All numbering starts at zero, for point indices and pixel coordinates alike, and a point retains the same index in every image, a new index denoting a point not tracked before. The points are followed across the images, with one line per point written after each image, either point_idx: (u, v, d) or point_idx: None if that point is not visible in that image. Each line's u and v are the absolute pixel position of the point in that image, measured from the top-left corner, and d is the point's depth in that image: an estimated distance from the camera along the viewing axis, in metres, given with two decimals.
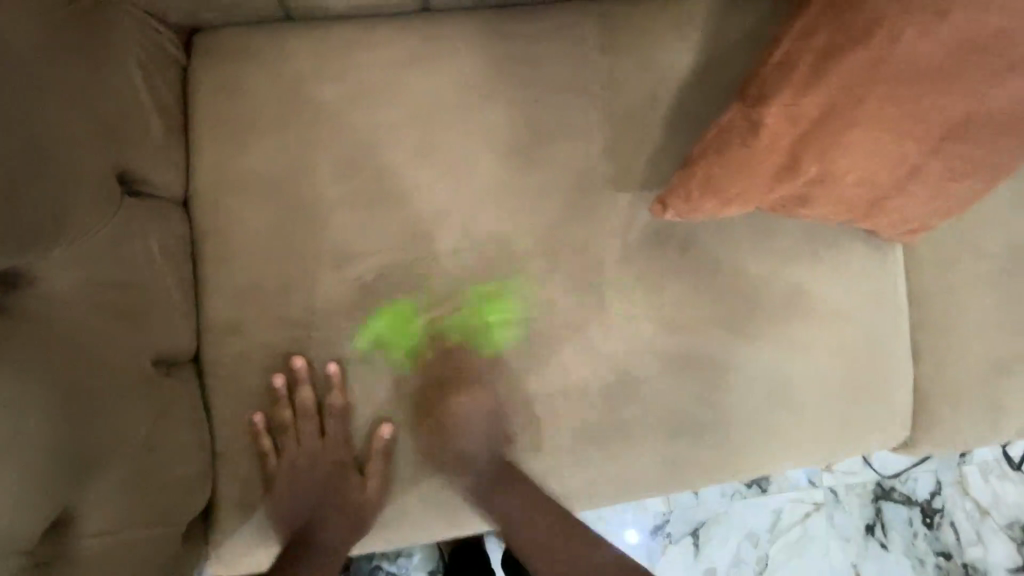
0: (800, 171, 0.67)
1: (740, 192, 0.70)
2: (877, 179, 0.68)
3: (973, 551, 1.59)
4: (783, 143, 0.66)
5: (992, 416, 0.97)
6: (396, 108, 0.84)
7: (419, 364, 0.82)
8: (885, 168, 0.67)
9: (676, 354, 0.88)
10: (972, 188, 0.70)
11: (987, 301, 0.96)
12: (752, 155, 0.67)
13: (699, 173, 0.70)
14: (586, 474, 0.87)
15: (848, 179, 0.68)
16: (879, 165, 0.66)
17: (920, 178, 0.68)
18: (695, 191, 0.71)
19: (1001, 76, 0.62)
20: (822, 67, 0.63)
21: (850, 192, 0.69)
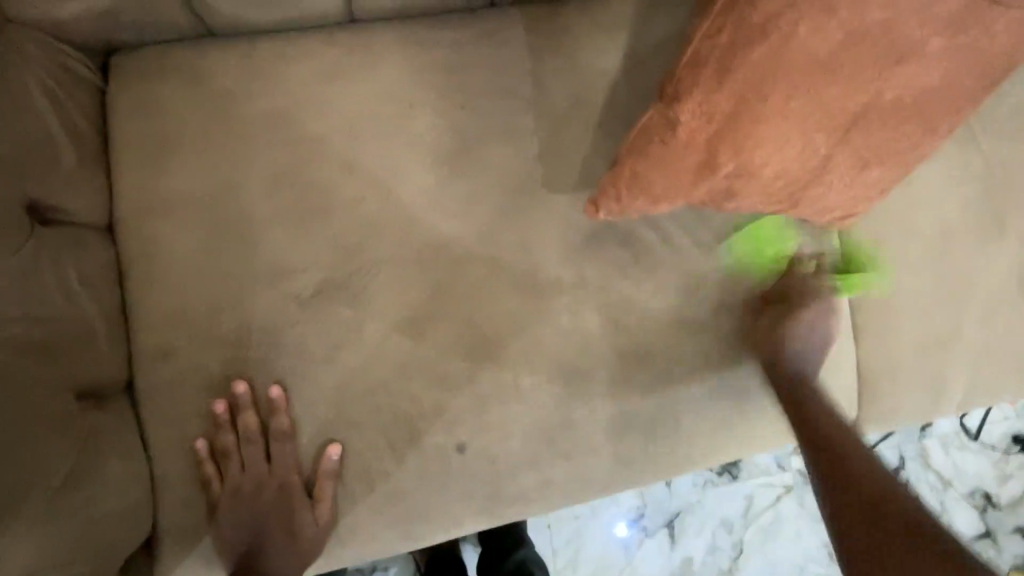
0: (719, 167, 0.67)
1: (665, 189, 0.71)
2: (796, 170, 0.69)
3: (940, 521, 1.63)
4: (699, 142, 0.66)
5: (931, 391, 1.01)
6: (326, 121, 0.83)
7: (360, 377, 0.81)
8: (802, 160, 0.67)
9: (622, 351, 0.89)
10: (887, 175, 0.72)
11: (917, 281, 0.99)
12: (672, 153, 0.67)
13: (625, 173, 0.71)
14: (540, 476, 0.87)
15: (767, 172, 0.68)
16: (796, 157, 0.67)
17: (837, 167, 0.69)
18: (623, 190, 0.72)
19: (912, 55, 0.60)
20: (729, 62, 0.60)
21: (772, 185, 0.70)
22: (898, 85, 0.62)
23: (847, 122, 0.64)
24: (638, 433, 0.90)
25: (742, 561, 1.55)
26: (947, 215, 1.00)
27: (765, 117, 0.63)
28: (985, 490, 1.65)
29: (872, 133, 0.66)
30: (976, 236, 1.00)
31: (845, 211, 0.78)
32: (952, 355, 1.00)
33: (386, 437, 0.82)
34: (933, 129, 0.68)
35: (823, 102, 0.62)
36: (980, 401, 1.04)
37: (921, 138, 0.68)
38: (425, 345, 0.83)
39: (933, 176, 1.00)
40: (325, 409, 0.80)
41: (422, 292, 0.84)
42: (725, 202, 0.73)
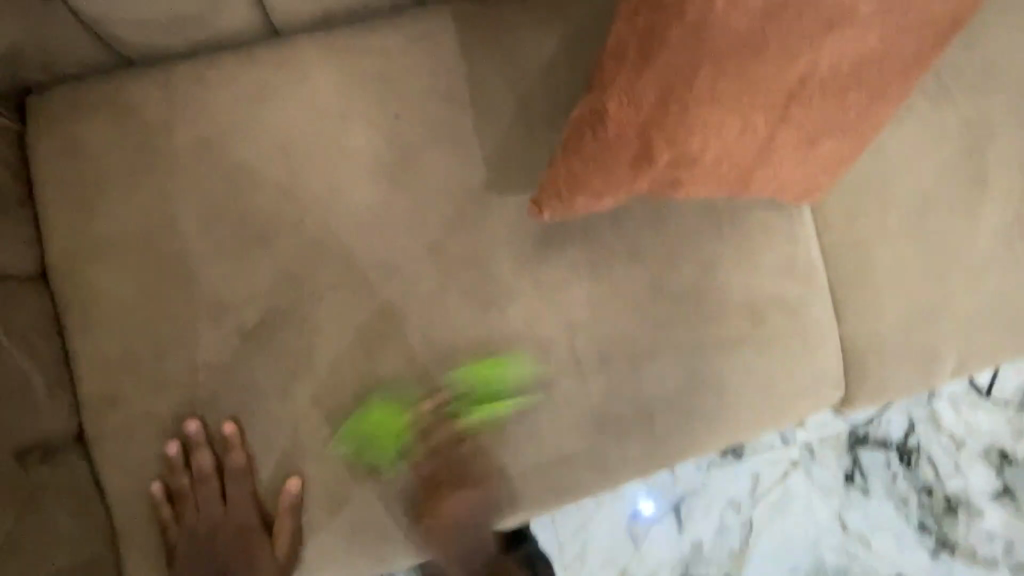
0: (657, 158, 0.64)
1: (607, 185, 0.67)
2: (741, 153, 0.65)
3: (954, 483, 1.59)
4: (631, 132, 0.63)
5: (923, 361, 0.96)
6: (255, 142, 0.80)
7: (316, 404, 0.79)
8: (745, 141, 0.64)
9: (588, 352, 0.86)
10: (839, 147, 0.68)
11: (898, 248, 0.94)
12: (605, 146, 0.64)
13: (562, 172, 0.68)
14: (514, 490, 0.84)
15: (710, 158, 0.65)
16: (737, 139, 0.63)
17: (782, 146, 0.65)
18: (561, 190, 0.69)
19: (837, 23, 0.58)
20: (649, 47, 0.60)
21: (717, 171, 0.66)
22: (827, 55, 0.59)
23: (783, 98, 0.61)
24: (615, 436, 0.87)
25: (753, 540, 1.53)
26: (925, 176, 0.94)
27: (691, 101, 0.60)
28: (999, 447, 1.61)
29: (810, 109, 0.63)
30: (956, 196, 0.95)
31: (802, 189, 0.74)
32: (941, 322, 0.96)
33: (347, 464, 0.79)
34: (876, 97, 0.64)
35: (750, 78, 0.60)
36: (976, 367, 0.99)
37: (864, 106, 0.65)
38: (381, 366, 0.80)
39: (906, 137, 0.94)
40: (282, 440, 0.78)
41: (373, 311, 0.80)
42: (672, 191, 0.69)
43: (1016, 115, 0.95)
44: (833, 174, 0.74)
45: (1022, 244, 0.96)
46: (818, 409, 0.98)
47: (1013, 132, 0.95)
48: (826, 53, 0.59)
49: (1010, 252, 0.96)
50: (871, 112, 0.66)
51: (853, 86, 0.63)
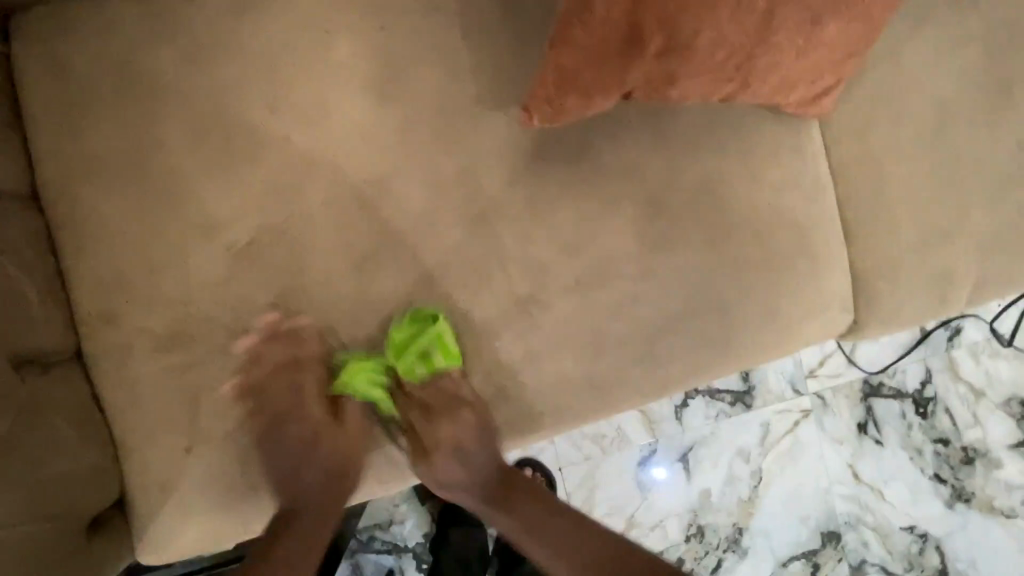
0: (647, 43, 0.62)
1: (595, 81, 0.65)
2: (736, 39, 0.62)
3: (972, 433, 1.55)
4: (614, 12, 0.61)
5: (935, 284, 0.93)
6: (237, 57, 0.78)
7: (307, 322, 0.78)
8: (739, 24, 0.61)
9: (584, 273, 0.84)
10: (842, 34, 0.65)
11: (910, 164, 0.90)
12: (590, 35, 0.62)
13: (551, 69, 0.65)
14: (510, 410, 0.84)
15: (704, 43, 0.62)
16: (730, 19, 0.60)
17: (781, 29, 0.62)
18: (549, 88, 0.66)
19: None
20: None
21: (712, 60, 0.63)
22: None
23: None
24: (613, 359, 0.86)
25: (762, 489, 1.52)
26: (943, 86, 0.89)
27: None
28: (1022, 397, 1.56)
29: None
30: (977, 107, 0.90)
31: (805, 87, 0.71)
32: (956, 243, 0.92)
33: (344, 384, 0.80)
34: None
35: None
36: (993, 292, 0.95)
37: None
38: (375, 287, 0.80)
39: (924, 45, 0.89)
40: (276, 360, 0.78)
41: (364, 232, 0.79)
42: (665, 89, 0.66)
43: None
44: (836, 70, 0.71)
45: None
46: (824, 337, 0.95)
47: None
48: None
49: None
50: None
51: None
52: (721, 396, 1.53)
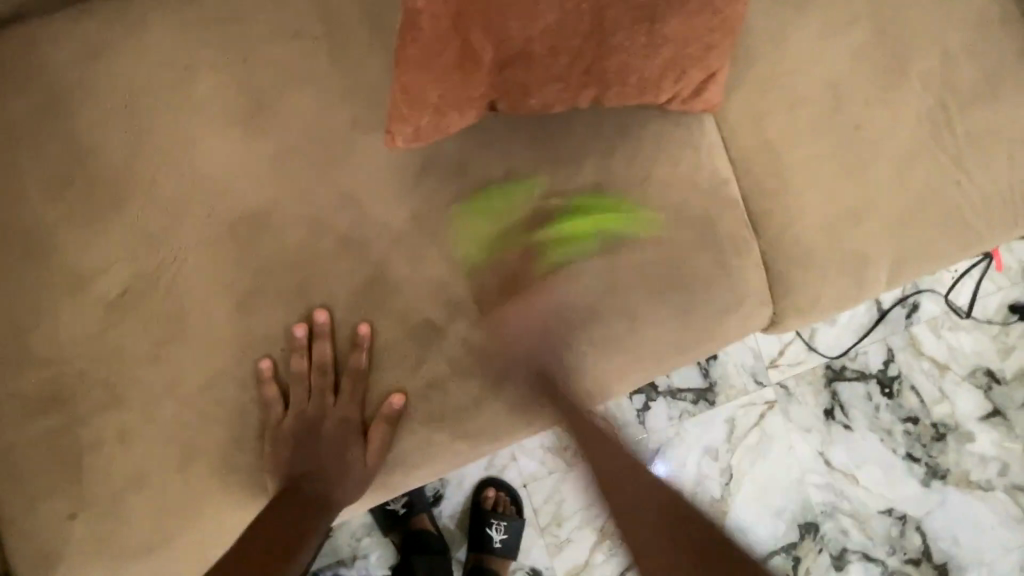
0: (485, 51, 0.61)
1: (445, 95, 0.63)
2: (574, 44, 0.62)
3: (941, 408, 1.53)
4: (441, 22, 0.59)
5: (853, 268, 0.90)
6: (97, 102, 0.76)
7: (191, 370, 0.75)
8: (572, 23, 0.61)
9: (480, 289, 0.81)
10: (689, 23, 0.64)
11: (808, 149, 0.89)
12: (425, 50, 0.60)
13: (399, 88, 0.63)
14: (416, 441, 0.80)
15: (541, 52, 0.62)
16: (560, 17, 0.60)
17: (617, 22, 0.61)
18: (401, 111, 0.64)
19: None
20: None
21: (555, 68, 0.64)
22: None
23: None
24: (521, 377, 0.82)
25: (733, 486, 1.49)
26: (829, 69, 0.89)
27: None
28: (986, 367, 1.54)
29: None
30: (869, 85, 0.89)
31: (672, 81, 0.69)
32: (867, 226, 0.90)
33: (234, 429, 0.76)
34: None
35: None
36: (912, 271, 0.93)
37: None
38: (261, 324, 0.77)
39: (806, 28, 0.89)
40: (158, 412, 0.74)
41: (244, 268, 0.76)
42: (520, 97, 0.66)
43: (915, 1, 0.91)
44: (701, 60, 0.69)
45: (945, 130, 0.91)
46: (745, 331, 0.92)
47: (919, 16, 0.90)
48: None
49: (934, 140, 0.91)
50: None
51: None
52: (683, 395, 1.50)
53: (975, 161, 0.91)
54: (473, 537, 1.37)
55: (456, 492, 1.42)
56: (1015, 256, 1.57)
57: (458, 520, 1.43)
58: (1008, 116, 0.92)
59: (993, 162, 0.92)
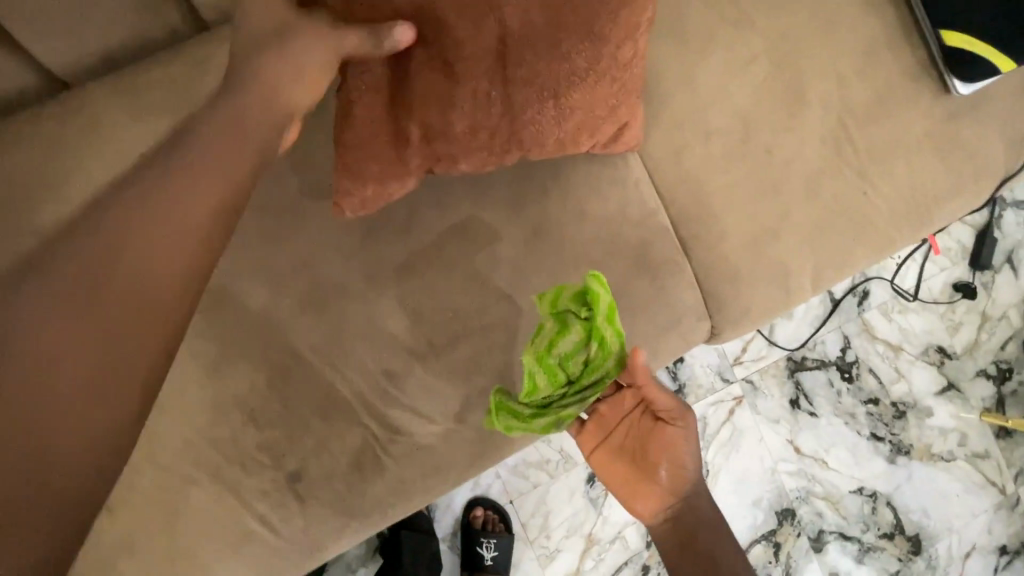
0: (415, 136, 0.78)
1: (389, 173, 0.80)
2: (488, 120, 0.78)
3: (899, 387, 1.62)
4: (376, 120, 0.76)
5: (777, 280, 0.99)
6: (65, 197, 0.82)
7: (172, 436, 0.81)
8: (484, 111, 0.77)
9: (437, 333, 0.87)
10: (588, 98, 0.80)
11: (727, 176, 0.97)
12: (360, 136, 0.77)
13: (342, 166, 0.79)
14: (389, 479, 0.86)
15: (460, 128, 0.78)
16: (475, 106, 0.77)
17: (522, 105, 0.78)
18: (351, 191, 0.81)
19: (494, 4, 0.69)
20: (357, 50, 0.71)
21: (474, 140, 0.80)
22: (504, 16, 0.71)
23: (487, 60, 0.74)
24: (540, 375, 0.80)
25: (711, 481, 1.56)
26: (737, 101, 0.98)
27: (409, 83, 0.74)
28: (937, 344, 1.64)
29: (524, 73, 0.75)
30: (775, 112, 0.98)
31: (584, 135, 0.85)
32: (787, 240, 0.99)
33: (215, 488, 0.81)
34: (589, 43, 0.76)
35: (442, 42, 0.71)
36: (833, 277, 1.02)
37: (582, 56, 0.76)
38: (230, 386, 0.82)
39: (714, 65, 0.98)
40: (144, 477, 0.80)
41: (213, 335, 0.82)
42: (451, 164, 0.82)
43: (810, 31, 1.00)
44: (608, 116, 0.85)
45: (849, 146, 1.00)
46: (686, 345, 1.00)
47: (813, 45, 1.00)
48: (508, 13, 0.70)
49: (839, 156, 1.00)
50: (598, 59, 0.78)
51: (558, 36, 0.74)
52: None
53: (879, 171, 1.01)
54: (466, 557, 1.42)
55: (446, 515, 1.47)
56: (952, 238, 1.67)
57: (451, 541, 1.47)
58: (904, 129, 1.01)
59: (895, 171, 1.01)
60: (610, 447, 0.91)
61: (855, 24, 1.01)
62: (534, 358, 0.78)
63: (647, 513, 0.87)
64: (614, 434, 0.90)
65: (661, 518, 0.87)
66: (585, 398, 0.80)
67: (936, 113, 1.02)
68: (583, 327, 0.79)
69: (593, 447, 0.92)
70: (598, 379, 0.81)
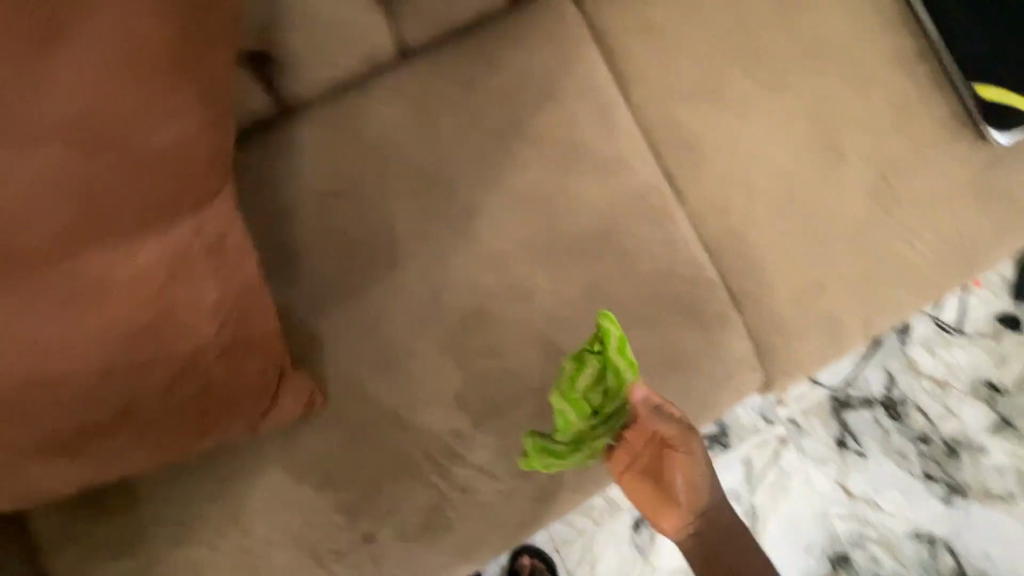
0: (90, 384, 0.68)
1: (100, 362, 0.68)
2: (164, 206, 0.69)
3: (949, 425, 1.59)
4: (99, 335, 0.67)
5: (827, 329, 1.01)
6: None
7: (256, 497, 0.85)
8: (111, 363, 0.68)
9: (500, 392, 0.91)
10: (261, 357, 0.78)
11: (772, 230, 1.01)
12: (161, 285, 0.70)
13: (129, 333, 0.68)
14: (458, 536, 0.88)
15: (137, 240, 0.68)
16: (98, 356, 0.67)
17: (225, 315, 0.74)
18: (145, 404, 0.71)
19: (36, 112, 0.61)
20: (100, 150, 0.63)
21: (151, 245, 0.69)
22: (180, 178, 0.68)
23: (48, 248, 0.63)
24: (569, 414, 0.81)
25: (760, 526, 1.53)
26: (778, 158, 1.02)
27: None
28: (987, 379, 1.60)
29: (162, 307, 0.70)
30: (815, 167, 1.02)
31: (194, 429, 0.76)
32: (835, 290, 1.01)
33: (295, 548, 0.85)
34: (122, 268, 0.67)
35: (128, 173, 0.65)
36: (884, 323, 1.03)
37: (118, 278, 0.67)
38: (308, 449, 0.86)
39: (753, 125, 1.02)
40: (229, 539, 0.84)
41: None
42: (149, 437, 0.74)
43: (845, 89, 1.04)
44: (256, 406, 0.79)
45: (890, 197, 1.03)
46: (740, 397, 1.02)
47: (848, 102, 1.04)
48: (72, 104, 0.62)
49: (880, 207, 1.02)
50: (231, 258, 0.75)
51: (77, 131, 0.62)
52: None
53: (922, 222, 1.03)
54: None
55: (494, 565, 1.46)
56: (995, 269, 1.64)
57: None
58: (943, 178, 1.04)
59: (938, 218, 1.03)
60: (635, 471, 0.85)
61: (889, 83, 1.05)
62: (559, 396, 0.80)
63: (672, 529, 0.84)
64: (642, 457, 0.85)
65: (688, 535, 0.84)
66: (614, 425, 0.83)
67: (975, 163, 1.04)
68: (598, 360, 0.80)
69: (620, 473, 0.86)
70: (619, 405, 0.83)
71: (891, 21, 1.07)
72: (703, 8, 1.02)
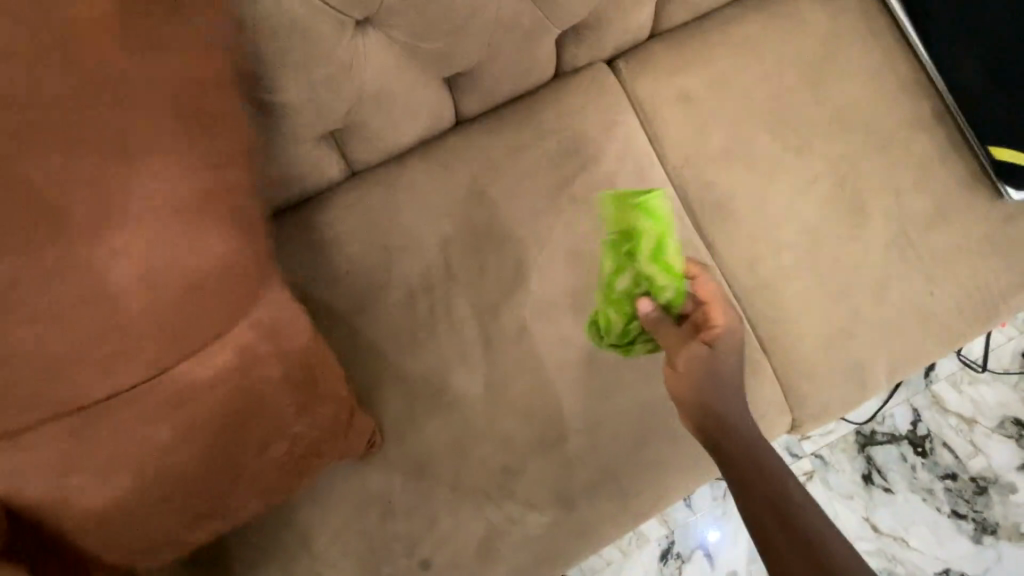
0: (185, 470, 0.71)
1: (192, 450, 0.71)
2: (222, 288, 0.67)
3: (976, 462, 1.61)
4: (195, 429, 0.70)
5: (852, 374, 1.07)
6: None
7: (325, 524, 0.94)
8: (189, 441, 0.70)
9: (545, 431, 0.98)
10: (330, 404, 0.82)
11: (798, 281, 1.08)
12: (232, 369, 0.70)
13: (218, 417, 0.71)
14: (506, 566, 0.96)
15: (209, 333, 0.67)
16: (172, 441, 0.69)
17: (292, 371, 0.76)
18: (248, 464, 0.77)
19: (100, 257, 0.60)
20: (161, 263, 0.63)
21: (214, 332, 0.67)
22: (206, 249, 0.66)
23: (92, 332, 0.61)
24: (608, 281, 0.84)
25: None
26: (803, 213, 1.09)
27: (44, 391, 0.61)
28: (1013, 416, 1.63)
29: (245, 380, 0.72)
30: (838, 222, 1.09)
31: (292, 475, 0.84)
32: (860, 337, 1.07)
33: (360, 573, 0.93)
34: (167, 346, 0.65)
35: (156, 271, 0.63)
36: (907, 368, 1.09)
37: (171, 358, 0.65)
38: (370, 481, 0.95)
39: (779, 183, 1.10)
40: (301, 561, 0.93)
41: None
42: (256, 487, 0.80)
43: (865, 149, 1.11)
44: (330, 447, 0.86)
45: (911, 249, 1.09)
46: (769, 437, 1.08)
47: (869, 161, 1.11)
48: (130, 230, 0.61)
49: (902, 259, 1.09)
50: (284, 320, 0.73)
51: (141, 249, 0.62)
52: None
53: (943, 273, 1.09)
54: None
55: None
56: None
57: None
58: (963, 231, 1.10)
59: (958, 270, 1.10)
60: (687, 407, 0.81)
61: (907, 143, 1.12)
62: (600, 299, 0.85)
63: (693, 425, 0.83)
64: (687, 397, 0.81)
65: None
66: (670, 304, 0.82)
67: (992, 219, 1.11)
68: (632, 268, 0.80)
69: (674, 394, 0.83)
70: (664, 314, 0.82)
71: (909, 85, 1.14)
72: (731, 77, 1.12)
